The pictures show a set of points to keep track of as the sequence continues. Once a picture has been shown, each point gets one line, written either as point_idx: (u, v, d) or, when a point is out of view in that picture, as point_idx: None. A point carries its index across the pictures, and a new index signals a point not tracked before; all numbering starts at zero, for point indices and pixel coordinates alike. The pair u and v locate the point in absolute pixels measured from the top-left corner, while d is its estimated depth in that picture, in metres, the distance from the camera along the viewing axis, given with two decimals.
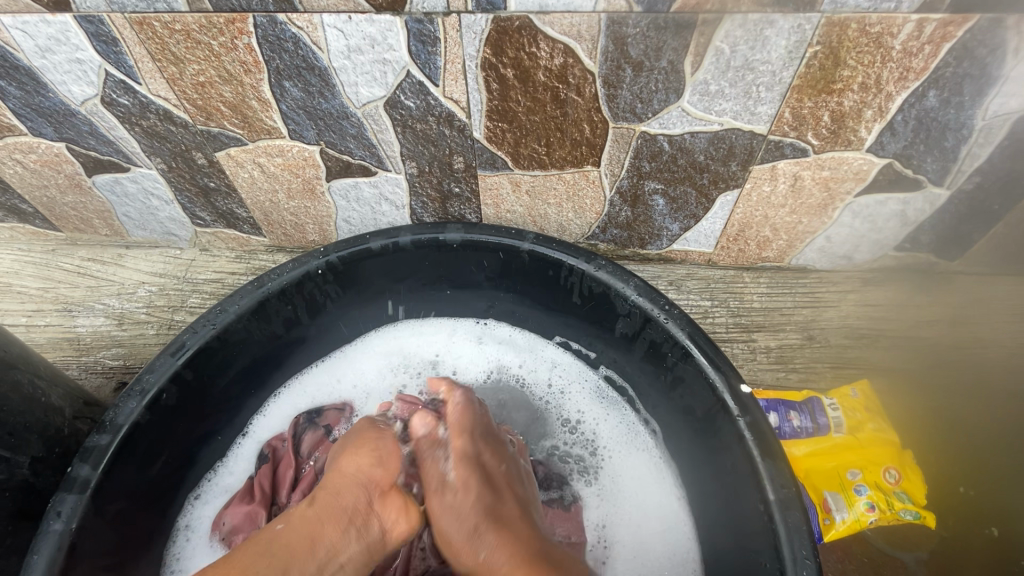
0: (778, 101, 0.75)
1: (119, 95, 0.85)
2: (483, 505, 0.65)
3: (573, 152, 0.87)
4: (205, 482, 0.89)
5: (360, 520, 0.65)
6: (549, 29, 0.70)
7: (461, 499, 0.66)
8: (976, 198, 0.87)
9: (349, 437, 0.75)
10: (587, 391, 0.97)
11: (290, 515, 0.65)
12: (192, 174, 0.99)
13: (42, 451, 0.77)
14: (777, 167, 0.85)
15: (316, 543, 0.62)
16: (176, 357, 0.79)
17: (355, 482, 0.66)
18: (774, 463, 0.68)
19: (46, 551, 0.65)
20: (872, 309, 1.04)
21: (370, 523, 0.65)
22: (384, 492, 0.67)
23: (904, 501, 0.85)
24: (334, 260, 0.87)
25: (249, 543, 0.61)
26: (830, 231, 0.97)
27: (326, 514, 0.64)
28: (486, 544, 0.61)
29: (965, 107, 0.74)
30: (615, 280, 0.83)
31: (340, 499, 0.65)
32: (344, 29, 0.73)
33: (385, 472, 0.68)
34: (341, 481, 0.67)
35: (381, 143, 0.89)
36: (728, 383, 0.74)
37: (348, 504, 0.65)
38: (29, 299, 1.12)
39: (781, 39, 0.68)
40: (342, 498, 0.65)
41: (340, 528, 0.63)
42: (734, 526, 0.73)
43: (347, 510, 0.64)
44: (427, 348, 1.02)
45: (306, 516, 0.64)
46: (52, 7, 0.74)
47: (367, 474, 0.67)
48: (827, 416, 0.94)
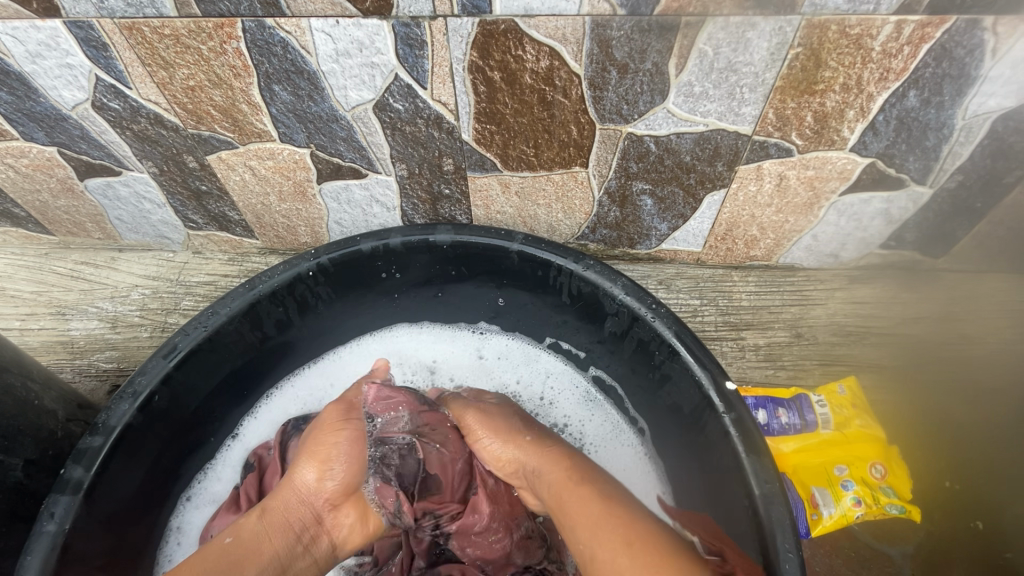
0: (761, 102, 0.76)
1: (110, 99, 0.86)
2: (525, 415, 0.80)
3: (561, 153, 0.88)
4: (195, 484, 0.90)
5: (308, 535, 0.71)
6: (535, 32, 0.71)
7: (505, 411, 0.80)
8: (959, 197, 0.88)
9: (313, 428, 0.76)
10: (577, 394, 0.98)
11: (238, 528, 0.69)
12: (184, 177, 1.00)
13: (35, 453, 0.78)
14: (763, 167, 0.86)
15: (265, 557, 0.67)
16: (167, 360, 0.79)
17: (304, 499, 0.71)
18: (758, 458, 0.69)
19: (39, 552, 0.65)
20: (859, 306, 1.05)
21: (317, 538, 0.72)
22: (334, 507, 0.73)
23: (889, 496, 0.86)
24: (325, 262, 0.88)
25: (198, 556, 0.65)
26: (817, 229, 0.98)
27: (275, 527, 0.69)
28: (533, 430, 0.76)
29: (945, 106, 0.75)
30: (603, 280, 0.84)
31: (289, 517, 0.70)
32: (332, 34, 0.73)
33: (338, 488, 0.72)
34: (295, 496, 0.71)
35: (371, 145, 0.90)
36: (714, 380, 0.75)
37: (296, 522, 0.70)
38: (22, 303, 1.12)
39: (763, 41, 0.69)
40: (293, 516, 0.70)
41: (286, 541, 0.69)
42: (720, 521, 0.74)
43: (296, 528, 0.70)
44: (426, 353, 1.03)
45: (255, 530, 0.68)
46: (42, 14, 0.74)
47: (319, 491, 0.71)
48: (814, 412, 0.95)
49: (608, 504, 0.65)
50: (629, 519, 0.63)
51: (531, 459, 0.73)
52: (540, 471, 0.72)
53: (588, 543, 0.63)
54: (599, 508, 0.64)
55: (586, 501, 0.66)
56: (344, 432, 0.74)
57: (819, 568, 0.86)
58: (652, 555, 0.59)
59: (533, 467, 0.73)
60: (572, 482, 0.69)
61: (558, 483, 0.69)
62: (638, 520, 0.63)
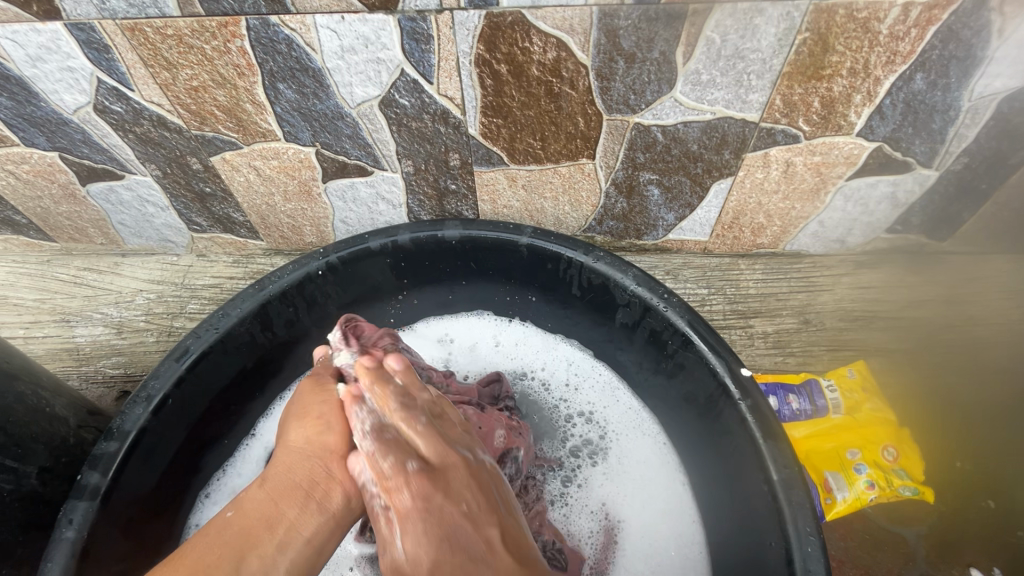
0: (769, 88, 0.76)
1: (112, 102, 0.85)
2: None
3: (568, 145, 0.88)
4: (214, 481, 0.90)
5: (320, 490, 0.58)
6: (542, 23, 0.71)
7: (418, 560, 0.49)
8: (964, 178, 0.89)
9: (292, 400, 0.68)
10: (603, 382, 0.97)
11: (238, 499, 0.57)
12: (187, 180, 0.99)
13: (49, 461, 0.77)
14: (769, 154, 0.87)
15: (279, 518, 0.55)
16: (180, 362, 0.79)
17: (307, 454, 0.61)
18: (776, 443, 0.69)
19: (60, 559, 0.65)
20: (867, 291, 1.06)
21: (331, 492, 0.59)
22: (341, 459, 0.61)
23: (902, 478, 0.87)
24: (334, 261, 0.88)
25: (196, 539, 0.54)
26: (823, 215, 0.98)
27: (285, 487, 0.58)
28: None
29: (951, 89, 0.75)
30: (614, 271, 0.84)
31: (292, 474, 0.59)
32: (337, 29, 0.73)
33: (339, 437, 0.62)
34: (291, 454, 0.61)
35: (377, 142, 0.89)
36: (729, 367, 0.75)
37: (305, 478, 0.59)
38: (26, 311, 1.11)
39: (770, 27, 0.69)
40: (295, 473, 0.59)
41: (300, 499, 0.57)
42: (739, 503, 0.75)
43: (304, 484, 0.58)
44: (438, 330, 1.04)
45: (257, 495, 0.57)
46: (42, 16, 0.73)
47: (316, 443, 0.61)
48: (825, 398, 0.96)
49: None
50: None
51: None
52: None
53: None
54: None
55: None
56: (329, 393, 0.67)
57: (834, 550, 0.87)
58: None
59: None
60: None
61: None
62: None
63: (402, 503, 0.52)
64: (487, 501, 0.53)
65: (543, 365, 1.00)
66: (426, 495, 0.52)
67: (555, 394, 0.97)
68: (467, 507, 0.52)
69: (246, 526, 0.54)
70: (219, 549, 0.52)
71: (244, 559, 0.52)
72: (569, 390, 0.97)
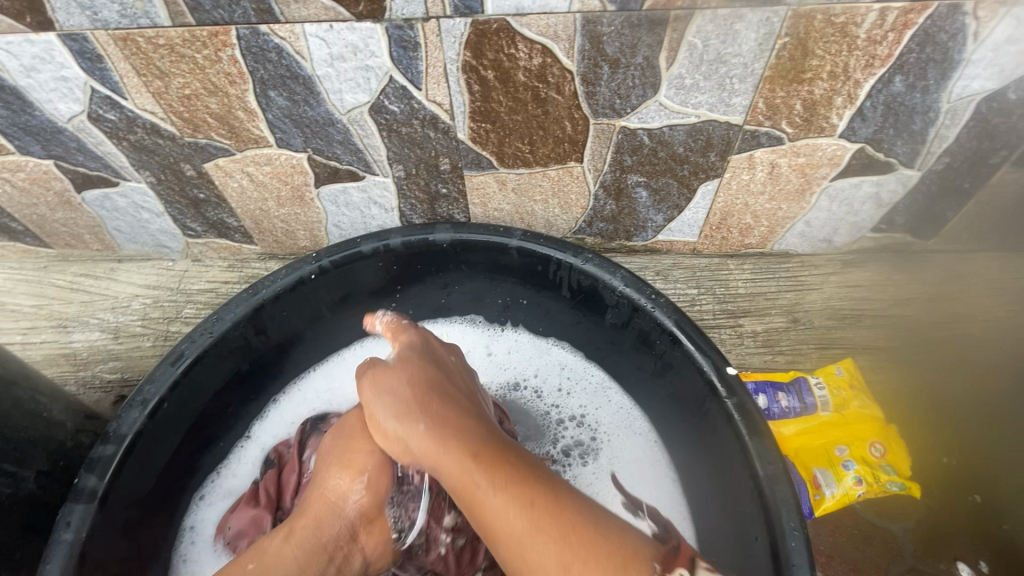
0: (751, 92, 0.78)
1: (106, 110, 0.86)
2: (426, 385, 0.70)
3: (556, 149, 0.89)
4: (208, 482, 0.91)
5: (341, 553, 0.68)
6: (527, 30, 0.72)
7: (413, 380, 0.70)
8: (947, 177, 0.90)
9: (340, 439, 0.75)
10: (594, 382, 0.98)
11: (260, 551, 0.65)
12: (182, 186, 1.00)
13: (47, 464, 0.79)
14: (754, 156, 0.88)
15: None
16: (175, 366, 0.80)
17: (338, 511, 0.69)
18: (761, 439, 0.70)
19: (58, 560, 0.66)
20: (855, 289, 1.07)
21: (349, 555, 0.69)
22: (365, 522, 0.70)
23: (889, 474, 0.89)
24: (326, 265, 0.89)
25: None
26: (810, 216, 1.00)
27: (312, 548, 0.66)
28: (426, 417, 0.66)
29: (930, 90, 0.77)
30: (602, 272, 0.86)
31: (321, 533, 0.67)
32: (326, 38, 0.74)
33: (368, 499, 0.70)
34: (325, 505, 0.69)
35: (368, 147, 0.91)
36: (715, 366, 0.76)
37: (332, 539, 0.67)
38: (23, 317, 1.12)
39: (750, 32, 0.70)
40: (322, 531, 0.67)
41: (320, 563, 0.66)
42: (726, 500, 0.76)
43: (330, 545, 0.67)
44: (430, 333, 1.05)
45: (283, 554, 0.65)
46: (36, 27, 0.74)
47: (349, 500, 0.70)
48: (813, 395, 0.97)
49: (529, 510, 0.57)
50: (566, 524, 0.56)
51: (425, 451, 0.65)
52: (431, 458, 0.64)
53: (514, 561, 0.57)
54: (525, 499, 0.58)
55: (505, 505, 0.58)
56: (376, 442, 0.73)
57: (823, 547, 0.88)
58: (586, 546, 0.55)
59: (424, 444, 0.65)
60: (475, 483, 0.60)
61: (466, 480, 0.61)
62: (576, 526, 0.56)
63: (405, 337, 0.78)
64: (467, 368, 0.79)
65: (534, 367, 1.01)
66: (427, 349, 0.77)
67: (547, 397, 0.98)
68: (454, 358, 0.78)
69: None
70: None
71: None
72: (561, 391, 0.98)
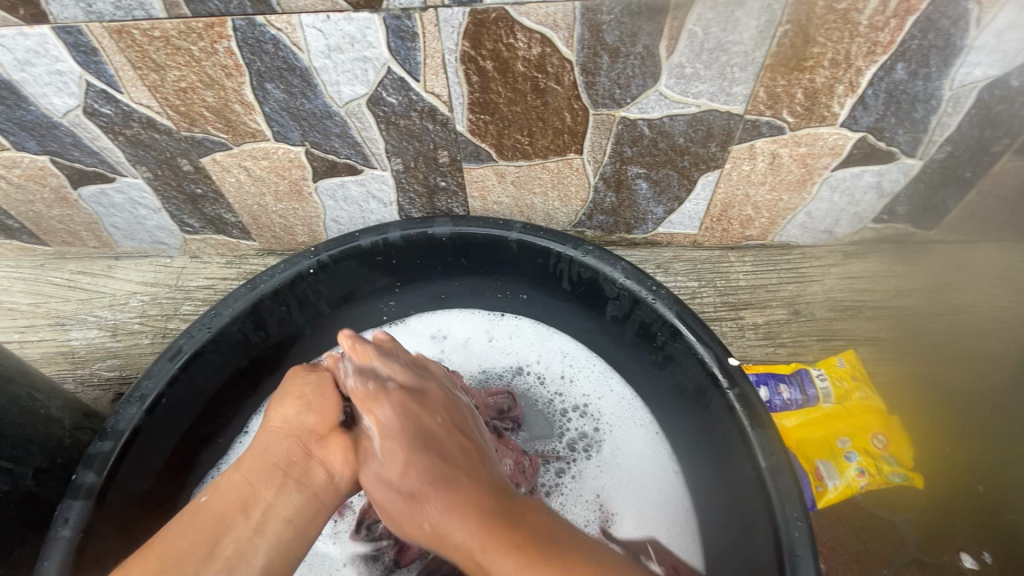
0: (752, 81, 0.77)
1: (102, 105, 0.86)
2: (421, 471, 0.60)
3: (555, 140, 0.88)
4: (208, 478, 0.90)
5: (297, 470, 0.63)
6: (526, 19, 0.71)
7: (391, 428, 0.63)
8: (948, 166, 0.89)
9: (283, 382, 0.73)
10: (595, 371, 0.98)
11: (216, 486, 0.61)
12: (179, 181, 0.99)
13: (44, 462, 0.78)
14: (755, 146, 0.87)
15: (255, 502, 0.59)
16: (173, 362, 0.79)
17: (287, 433, 0.65)
18: (763, 431, 0.70)
19: (56, 557, 0.65)
20: (856, 280, 1.06)
21: (309, 471, 0.64)
22: (318, 438, 0.66)
23: (892, 465, 0.89)
24: (325, 259, 0.89)
25: (171, 526, 0.58)
26: (811, 206, 0.99)
27: (263, 468, 0.62)
28: (429, 515, 0.58)
29: (933, 78, 0.76)
30: (603, 264, 0.85)
31: (270, 454, 0.63)
32: (323, 29, 0.73)
33: (318, 417, 0.67)
34: (270, 433, 0.65)
35: (366, 140, 0.90)
36: (717, 357, 0.76)
37: (282, 456, 0.63)
38: (20, 315, 1.12)
39: (751, 19, 0.70)
40: (272, 454, 0.63)
41: (276, 482, 0.61)
42: (729, 491, 0.75)
43: (283, 464, 0.63)
44: (429, 326, 1.04)
45: (234, 481, 0.61)
46: (29, 20, 0.74)
47: (295, 422, 0.66)
48: (815, 386, 0.96)
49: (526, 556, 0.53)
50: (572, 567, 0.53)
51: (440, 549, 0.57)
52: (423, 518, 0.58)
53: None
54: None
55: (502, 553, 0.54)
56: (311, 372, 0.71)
57: (825, 538, 0.88)
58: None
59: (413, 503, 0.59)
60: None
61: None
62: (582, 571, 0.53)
63: (373, 401, 0.64)
64: (456, 417, 0.67)
65: (537, 357, 1.00)
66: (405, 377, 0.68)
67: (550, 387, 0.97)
68: (441, 417, 0.65)
69: (221, 508, 0.59)
70: (188, 536, 0.56)
71: (218, 545, 0.56)
72: (563, 381, 0.98)
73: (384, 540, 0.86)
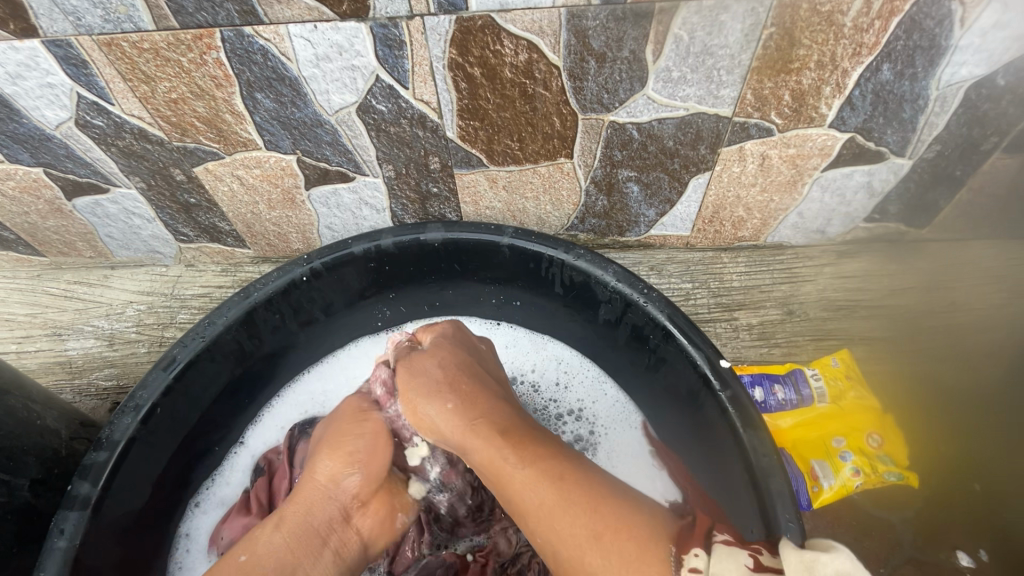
0: (739, 83, 0.77)
1: (93, 116, 0.86)
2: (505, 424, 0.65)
3: (546, 145, 0.89)
4: (203, 490, 0.91)
5: (335, 538, 0.68)
6: (511, 26, 0.71)
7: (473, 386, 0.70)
8: (938, 165, 0.90)
9: (329, 430, 0.76)
10: (590, 376, 0.98)
11: (255, 545, 0.64)
12: (172, 191, 1.00)
13: (41, 472, 0.78)
14: (744, 148, 0.88)
15: (294, 566, 0.63)
16: (167, 372, 0.80)
17: (328, 496, 0.69)
18: (756, 432, 0.70)
19: (52, 567, 0.66)
20: (849, 280, 1.06)
21: (345, 540, 0.69)
22: (359, 506, 0.70)
23: (886, 464, 0.89)
24: (318, 267, 0.89)
25: None
26: (802, 207, 0.99)
27: (305, 531, 0.66)
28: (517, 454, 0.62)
29: (919, 78, 0.76)
30: (594, 268, 0.85)
31: (313, 519, 0.67)
32: (311, 38, 0.74)
33: (363, 485, 0.71)
34: (322, 492, 0.69)
35: (357, 148, 0.90)
36: (709, 359, 0.76)
37: (324, 523, 0.67)
38: (17, 326, 1.12)
39: (736, 23, 0.70)
40: (314, 517, 0.67)
41: (316, 546, 0.66)
42: (720, 491, 0.76)
43: (323, 530, 0.67)
44: None
45: (274, 541, 0.65)
46: (19, 34, 0.74)
47: (345, 488, 0.70)
48: (810, 386, 0.96)
49: (558, 485, 0.59)
50: (596, 502, 0.57)
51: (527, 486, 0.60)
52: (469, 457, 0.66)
53: (543, 532, 0.58)
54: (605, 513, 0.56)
55: (536, 480, 0.60)
56: (366, 426, 0.74)
57: (821, 538, 0.88)
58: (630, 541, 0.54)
59: (460, 442, 0.66)
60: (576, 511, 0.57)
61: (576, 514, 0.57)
62: (606, 500, 0.57)
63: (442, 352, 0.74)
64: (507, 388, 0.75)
65: (532, 366, 1.00)
66: (462, 355, 0.74)
67: (547, 395, 0.97)
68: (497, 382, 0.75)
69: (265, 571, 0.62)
70: None
71: None
72: (557, 388, 0.98)
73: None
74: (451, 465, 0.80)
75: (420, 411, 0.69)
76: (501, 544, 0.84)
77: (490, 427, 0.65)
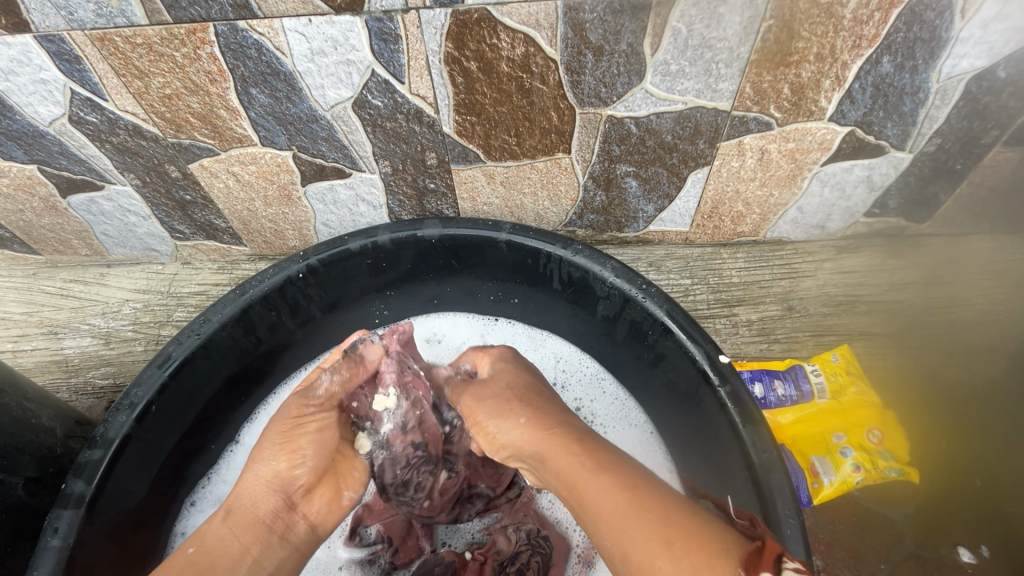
0: (738, 77, 0.76)
1: (87, 112, 0.85)
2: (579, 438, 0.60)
3: (543, 139, 0.88)
4: (200, 489, 0.90)
5: (281, 524, 0.64)
6: (508, 19, 0.71)
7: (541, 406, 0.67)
8: (938, 159, 0.89)
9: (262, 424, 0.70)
10: (588, 374, 0.97)
11: (200, 534, 0.62)
12: (167, 188, 0.99)
13: (36, 471, 0.78)
14: (743, 142, 0.87)
15: (241, 557, 0.60)
16: (162, 370, 0.79)
17: (273, 487, 0.65)
18: (755, 428, 0.69)
19: (45, 566, 0.65)
20: (849, 276, 1.06)
21: (293, 525, 0.65)
22: (303, 493, 0.66)
23: (887, 460, 0.88)
24: (314, 263, 0.88)
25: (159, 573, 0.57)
26: (801, 202, 0.99)
27: (249, 523, 0.62)
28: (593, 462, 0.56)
29: (919, 71, 0.76)
30: (592, 264, 0.85)
31: (257, 509, 0.63)
32: (306, 32, 0.73)
33: (309, 474, 0.67)
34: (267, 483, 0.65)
35: (353, 143, 0.90)
36: (708, 354, 0.75)
37: (269, 513, 0.63)
38: (13, 325, 1.11)
39: (735, 15, 0.69)
40: (261, 509, 0.63)
41: (263, 536, 0.62)
42: (720, 487, 0.75)
43: (268, 519, 0.63)
44: (424, 330, 1.04)
45: (219, 532, 0.61)
46: (11, 29, 0.73)
47: (290, 477, 0.65)
48: (810, 382, 0.96)
49: (634, 493, 0.52)
50: (669, 512, 0.50)
51: (602, 495, 0.53)
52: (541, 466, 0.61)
53: (615, 542, 0.51)
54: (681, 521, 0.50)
55: (612, 488, 0.53)
56: (308, 425, 0.67)
57: (822, 535, 0.88)
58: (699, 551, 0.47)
59: (534, 449, 0.62)
60: (654, 519, 0.50)
61: (654, 525, 0.49)
62: (679, 512, 0.51)
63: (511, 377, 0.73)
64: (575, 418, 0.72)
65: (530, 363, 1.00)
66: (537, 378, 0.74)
67: None
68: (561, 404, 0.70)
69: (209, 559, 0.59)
70: None
71: None
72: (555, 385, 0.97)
73: (381, 543, 0.87)
74: (402, 431, 0.77)
75: (494, 424, 0.67)
76: (501, 543, 0.83)
77: (569, 434, 0.61)
